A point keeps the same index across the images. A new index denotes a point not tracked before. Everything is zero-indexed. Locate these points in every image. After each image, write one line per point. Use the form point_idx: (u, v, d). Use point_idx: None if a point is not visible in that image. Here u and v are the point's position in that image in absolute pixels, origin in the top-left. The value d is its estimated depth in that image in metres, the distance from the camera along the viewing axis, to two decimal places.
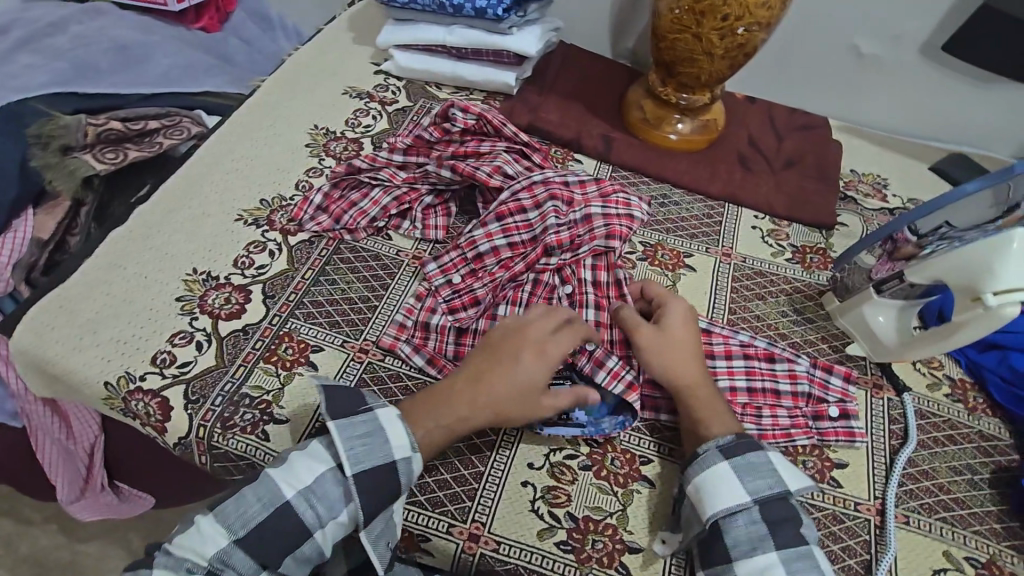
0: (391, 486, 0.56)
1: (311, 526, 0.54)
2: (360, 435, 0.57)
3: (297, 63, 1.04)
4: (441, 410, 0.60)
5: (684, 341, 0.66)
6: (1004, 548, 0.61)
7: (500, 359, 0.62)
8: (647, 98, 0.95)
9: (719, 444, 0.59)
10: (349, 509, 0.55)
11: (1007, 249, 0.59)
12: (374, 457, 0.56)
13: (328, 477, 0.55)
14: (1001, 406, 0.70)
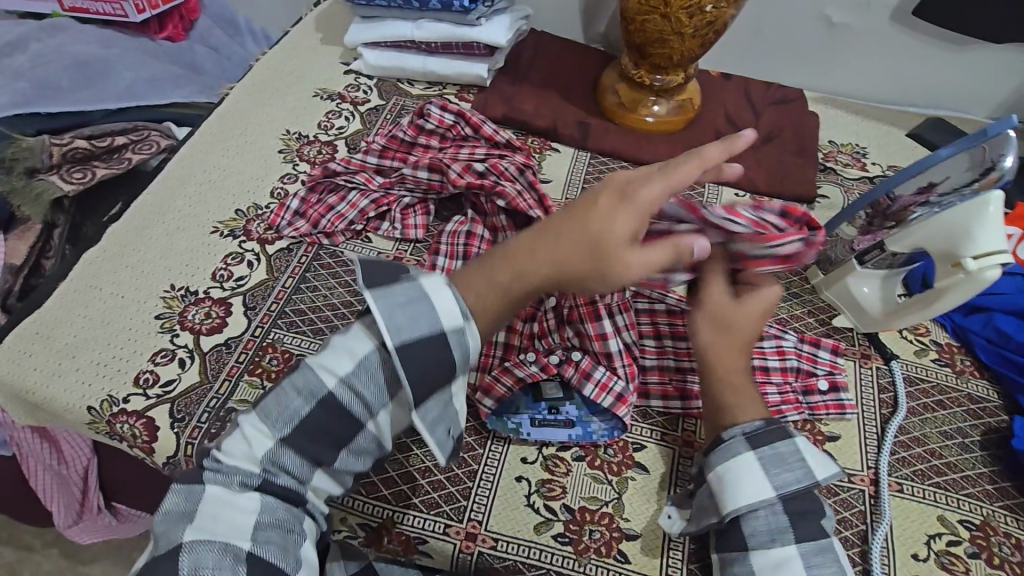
0: (444, 357, 0.53)
1: (361, 415, 0.53)
2: (403, 303, 0.53)
3: (265, 68, 1.02)
4: (503, 266, 0.56)
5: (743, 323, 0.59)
6: (997, 509, 0.62)
7: (583, 223, 0.55)
8: (621, 81, 0.94)
9: (744, 430, 0.55)
10: (401, 392, 0.54)
11: (982, 213, 0.58)
12: (422, 326, 0.53)
13: (375, 352, 0.53)
14: (987, 366, 0.71)
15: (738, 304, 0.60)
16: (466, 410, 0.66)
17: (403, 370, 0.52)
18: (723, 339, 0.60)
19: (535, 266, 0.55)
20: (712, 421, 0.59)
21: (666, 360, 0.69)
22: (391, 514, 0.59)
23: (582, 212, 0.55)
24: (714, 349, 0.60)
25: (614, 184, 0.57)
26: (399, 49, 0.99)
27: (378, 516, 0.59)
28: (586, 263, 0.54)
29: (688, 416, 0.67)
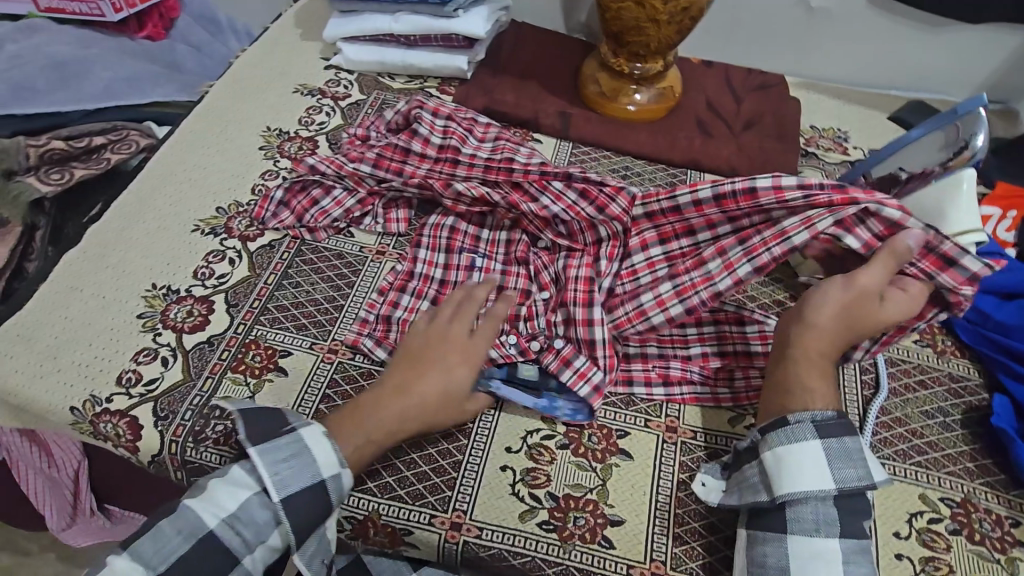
0: (326, 502, 0.54)
1: (238, 553, 0.51)
2: (286, 458, 0.53)
3: (244, 65, 1.01)
4: (368, 422, 0.57)
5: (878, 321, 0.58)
6: (978, 486, 0.62)
7: (414, 370, 0.60)
8: (601, 71, 0.94)
9: (814, 417, 0.55)
10: (278, 533, 0.53)
11: (954, 194, 0.59)
12: (302, 480, 0.53)
13: (252, 502, 0.52)
14: (968, 346, 0.71)
15: (879, 305, 0.58)
16: None
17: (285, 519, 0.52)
18: (852, 324, 0.58)
19: (394, 412, 0.57)
20: (777, 398, 0.57)
21: (649, 348, 0.70)
22: (376, 506, 0.59)
23: (427, 366, 0.60)
24: (839, 331, 0.58)
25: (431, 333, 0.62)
26: (379, 42, 0.99)
27: (362, 508, 0.59)
28: (434, 409, 0.59)
29: (672, 402, 0.67)
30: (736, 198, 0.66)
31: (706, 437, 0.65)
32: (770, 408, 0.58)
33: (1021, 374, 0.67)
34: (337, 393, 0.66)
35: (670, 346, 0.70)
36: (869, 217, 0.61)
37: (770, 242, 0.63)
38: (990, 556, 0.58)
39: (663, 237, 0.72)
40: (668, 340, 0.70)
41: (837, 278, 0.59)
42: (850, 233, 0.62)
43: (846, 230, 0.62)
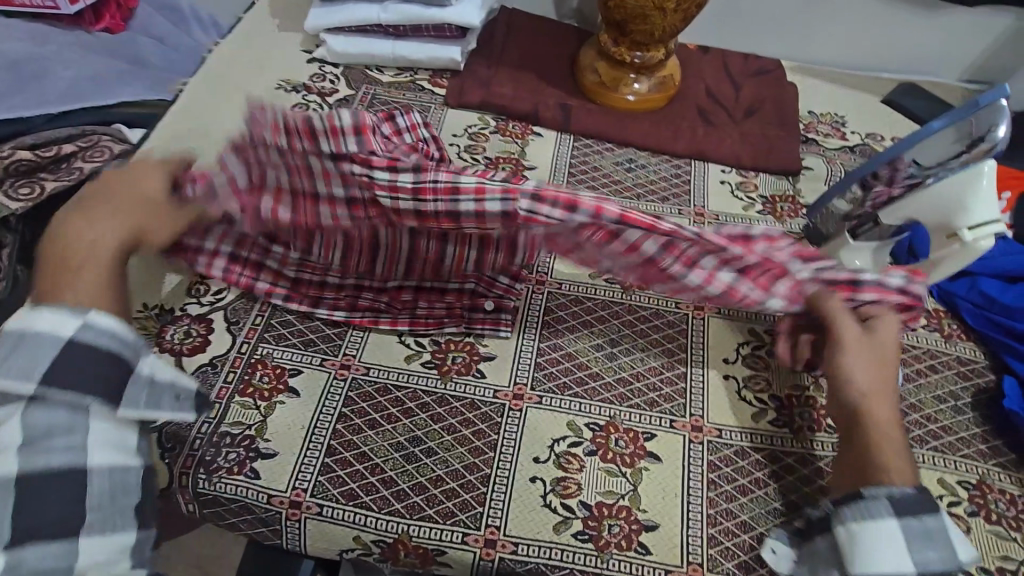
0: (114, 359, 0.48)
1: (71, 458, 0.46)
2: (12, 351, 0.46)
3: (218, 62, 0.96)
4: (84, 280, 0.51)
5: (882, 355, 0.57)
6: (992, 467, 0.64)
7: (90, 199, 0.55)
8: (600, 59, 0.92)
9: (892, 488, 0.49)
10: (93, 416, 0.48)
11: (978, 181, 0.60)
12: (44, 357, 0.46)
13: (30, 414, 0.46)
14: (973, 329, 0.72)
15: (873, 337, 0.58)
16: (473, 412, 0.65)
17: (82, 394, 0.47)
18: (876, 372, 0.56)
19: (91, 234, 0.53)
20: (850, 474, 0.53)
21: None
22: (405, 528, 0.57)
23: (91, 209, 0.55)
24: (876, 391, 0.55)
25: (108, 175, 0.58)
26: (364, 34, 0.94)
27: (392, 531, 0.57)
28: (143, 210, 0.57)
29: (695, 401, 0.67)
30: None
31: (732, 434, 0.65)
32: (849, 482, 0.53)
33: None
34: (353, 412, 0.64)
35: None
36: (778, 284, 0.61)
37: (698, 275, 0.60)
38: (1007, 535, 0.60)
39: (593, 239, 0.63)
40: None
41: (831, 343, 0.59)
42: (771, 301, 0.61)
43: (766, 300, 0.61)
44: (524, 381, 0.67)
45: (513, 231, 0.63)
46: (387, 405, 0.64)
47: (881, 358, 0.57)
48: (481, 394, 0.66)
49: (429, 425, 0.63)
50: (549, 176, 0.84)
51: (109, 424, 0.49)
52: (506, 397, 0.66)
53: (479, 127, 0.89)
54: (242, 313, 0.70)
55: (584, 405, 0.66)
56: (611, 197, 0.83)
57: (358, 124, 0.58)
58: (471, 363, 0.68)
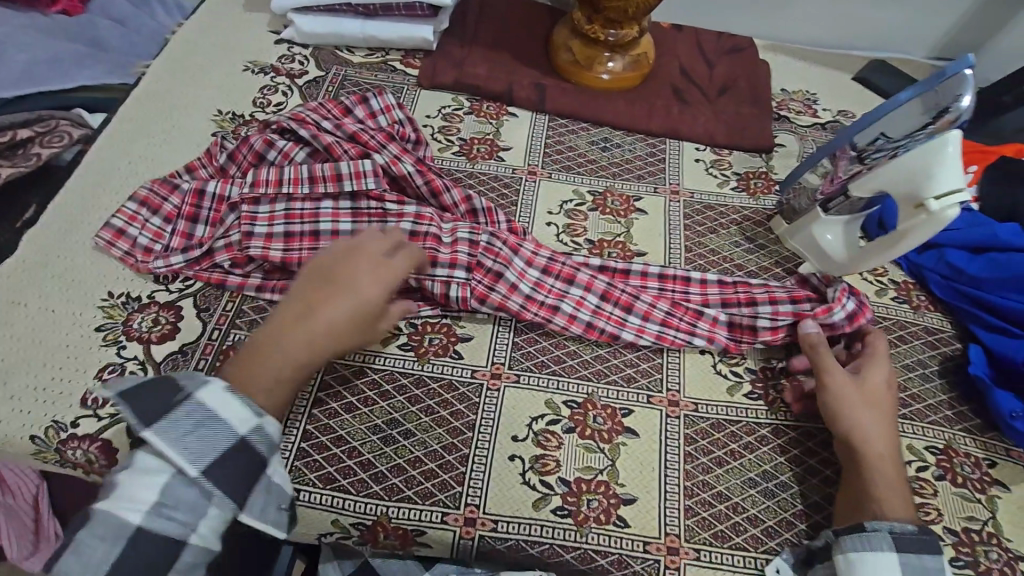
0: (257, 460, 0.50)
1: (179, 536, 0.47)
2: (192, 429, 0.49)
3: (182, 44, 0.93)
4: (276, 363, 0.54)
5: (881, 400, 0.61)
6: (958, 432, 0.65)
7: (330, 286, 0.57)
8: (574, 38, 0.91)
9: (892, 529, 0.53)
10: (215, 506, 0.48)
11: (942, 151, 0.60)
12: (215, 446, 0.49)
13: (173, 484, 0.47)
14: (941, 300, 0.73)
15: (860, 378, 0.62)
16: (450, 393, 0.64)
17: (218, 488, 0.48)
18: (877, 417, 0.60)
19: (302, 339, 0.55)
20: (851, 507, 0.56)
21: (650, 325, 0.68)
22: (384, 509, 0.57)
23: (327, 287, 0.57)
24: (882, 437, 0.59)
25: (346, 269, 0.58)
26: (333, 13, 0.92)
27: (371, 514, 0.57)
28: (352, 327, 0.57)
29: (672, 376, 0.67)
30: (615, 271, 0.72)
31: (708, 408, 0.65)
32: (851, 515, 0.56)
33: (993, 324, 0.69)
34: (329, 396, 0.63)
35: (675, 332, 0.68)
36: (698, 320, 0.69)
37: (618, 307, 0.69)
38: (972, 496, 0.62)
39: (548, 269, 0.70)
40: (675, 323, 0.68)
41: (827, 403, 0.61)
42: (697, 334, 0.68)
43: (693, 334, 0.68)
44: (501, 360, 0.67)
45: (479, 259, 0.68)
46: (363, 388, 0.64)
47: (883, 405, 0.60)
48: (458, 375, 0.66)
49: (406, 408, 0.63)
50: (524, 156, 0.84)
51: (218, 519, 0.48)
52: (483, 376, 0.66)
53: (453, 108, 0.88)
54: (212, 299, 0.68)
55: (562, 383, 0.66)
56: (586, 177, 0.82)
57: (375, 169, 0.70)
58: (447, 345, 0.67)
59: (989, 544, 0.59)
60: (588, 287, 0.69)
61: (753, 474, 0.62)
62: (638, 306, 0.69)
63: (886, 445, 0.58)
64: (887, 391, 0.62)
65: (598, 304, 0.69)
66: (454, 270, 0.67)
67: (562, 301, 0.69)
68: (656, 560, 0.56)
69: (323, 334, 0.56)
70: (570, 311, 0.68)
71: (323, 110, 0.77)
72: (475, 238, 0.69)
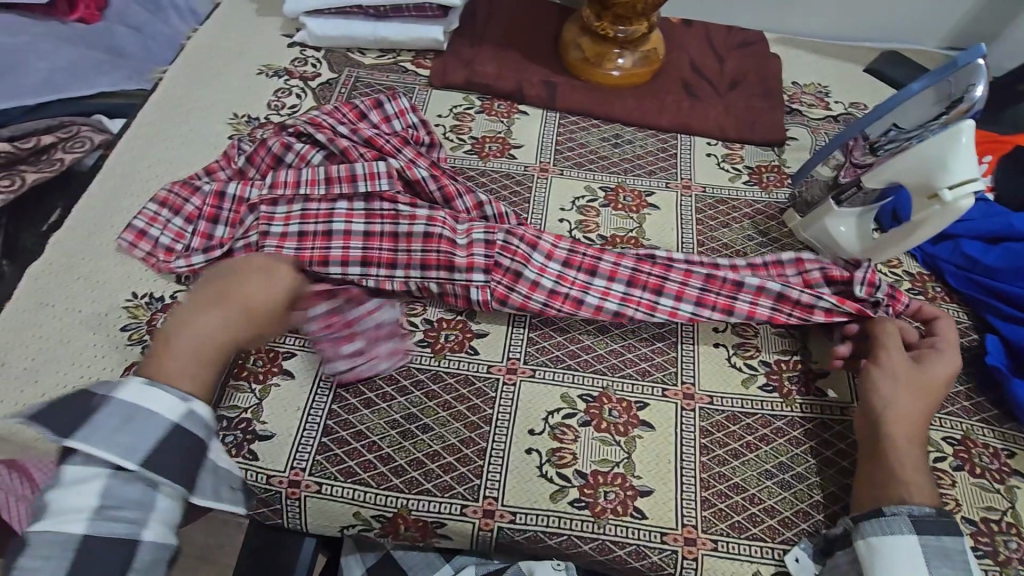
0: (192, 448, 0.52)
1: (131, 532, 0.49)
2: (119, 425, 0.50)
3: (196, 49, 0.95)
4: (174, 363, 0.54)
5: (930, 390, 0.60)
6: (975, 422, 0.65)
7: (238, 283, 0.59)
8: (583, 35, 0.92)
9: (914, 512, 0.53)
10: (162, 495, 0.50)
11: (960, 137, 0.60)
12: (148, 438, 0.50)
13: (112, 485, 0.49)
14: (958, 291, 0.73)
15: (918, 366, 0.61)
16: (467, 387, 0.65)
17: (163, 479, 0.50)
18: (921, 405, 0.59)
19: (207, 332, 0.56)
20: (867, 489, 0.57)
21: (682, 306, 0.68)
22: (405, 502, 0.58)
23: (222, 293, 0.58)
24: (916, 424, 0.59)
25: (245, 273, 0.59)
26: (345, 15, 0.93)
27: (391, 506, 0.58)
28: (245, 325, 0.57)
29: (686, 369, 0.68)
30: (641, 260, 0.71)
31: (723, 400, 0.66)
32: (868, 497, 0.56)
33: (1010, 314, 0.69)
34: (348, 392, 0.64)
35: (709, 310, 0.68)
36: (738, 294, 0.68)
37: (644, 298, 0.68)
38: (990, 487, 0.62)
39: (569, 261, 0.69)
40: (710, 300, 0.68)
41: (879, 374, 0.61)
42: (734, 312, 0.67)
43: (730, 312, 0.67)
44: (516, 356, 0.68)
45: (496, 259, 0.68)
46: (382, 384, 0.65)
47: (929, 395, 0.60)
48: (474, 370, 0.66)
49: (424, 402, 0.64)
50: (536, 154, 0.85)
51: (170, 505, 0.51)
52: (500, 371, 0.67)
53: (464, 107, 0.89)
54: None
55: (577, 376, 0.66)
56: (597, 173, 0.83)
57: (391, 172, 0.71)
58: (462, 341, 0.68)
59: (1008, 534, 0.59)
60: (610, 281, 0.69)
61: (769, 465, 0.62)
62: (668, 287, 0.68)
63: (914, 429, 0.58)
64: (944, 387, 0.61)
65: (625, 292, 0.68)
66: (472, 274, 0.67)
67: (587, 293, 0.68)
68: (674, 550, 0.57)
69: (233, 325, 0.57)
70: (596, 302, 0.68)
71: (337, 113, 0.79)
72: (495, 237, 0.68)
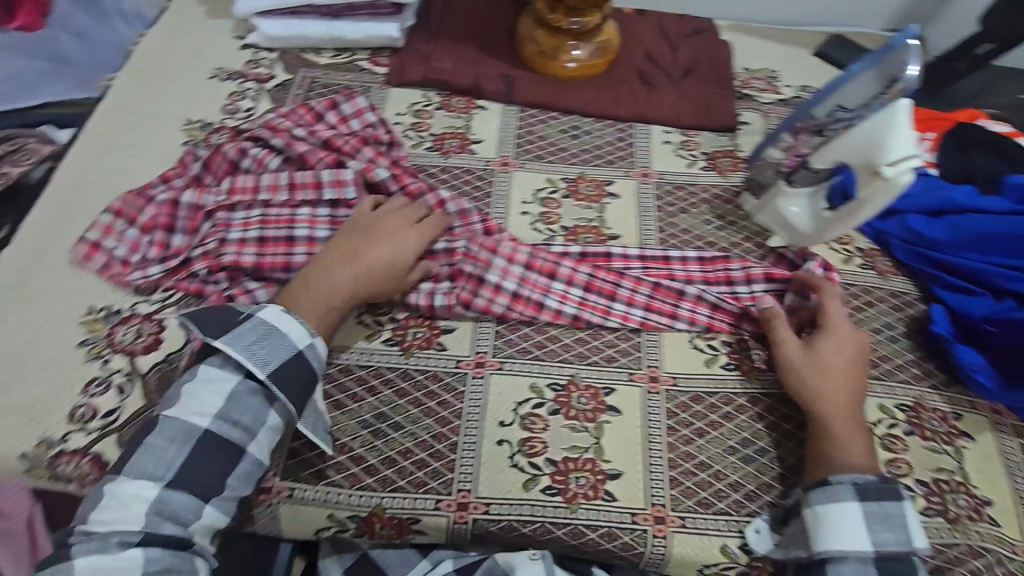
0: (309, 376, 0.58)
1: (242, 440, 0.55)
2: (257, 339, 0.57)
3: (142, 55, 0.92)
4: (314, 297, 0.62)
5: (828, 371, 0.63)
6: (925, 389, 0.68)
7: (371, 238, 0.66)
8: (538, 28, 0.92)
9: (853, 480, 0.56)
10: (276, 412, 0.57)
11: (894, 119, 0.62)
12: (278, 356, 0.57)
13: (244, 391, 0.56)
14: (906, 264, 0.76)
15: (812, 354, 0.64)
16: (437, 383, 0.66)
17: (281, 394, 0.56)
18: (826, 389, 0.62)
19: (343, 279, 0.63)
20: (813, 466, 0.60)
21: (634, 311, 0.70)
22: (379, 501, 0.59)
23: (373, 237, 0.66)
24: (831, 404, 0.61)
25: (395, 231, 0.68)
26: (297, 15, 0.92)
27: (365, 506, 0.59)
28: (389, 268, 0.65)
29: (651, 353, 0.69)
30: (596, 258, 0.74)
31: (688, 381, 0.67)
32: (820, 467, 0.59)
33: (953, 284, 0.72)
34: (318, 395, 0.64)
35: (658, 315, 0.71)
36: (681, 301, 0.71)
37: (602, 297, 0.70)
38: (940, 448, 0.65)
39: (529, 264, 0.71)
40: (656, 309, 0.71)
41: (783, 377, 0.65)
42: (677, 318, 0.70)
43: (674, 317, 0.71)
44: (484, 349, 0.68)
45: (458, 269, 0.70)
46: (350, 385, 0.65)
47: (835, 375, 0.63)
48: (444, 365, 0.67)
49: (394, 401, 0.64)
50: (496, 148, 0.85)
51: (273, 424, 0.56)
52: (468, 365, 0.67)
53: (422, 104, 0.89)
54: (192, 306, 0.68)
55: (545, 366, 0.68)
56: (558, 165, 0.84)
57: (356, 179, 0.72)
58: (431, 337, 0.68)
59: (957, 492, 0.62)
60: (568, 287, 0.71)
61: (733, 442, 0.64)
62: (621, 293, 0.71)
63: (832, 409, 0.61)
64: (842, 363, 0.63)
65: (583, 296, 0.70)
66: (437, 282, 0.70)
67: (547, 296, 0.70)
68: (644, 529, 0.59)
69: (381, 273, 0.65)
70: (556, 305, 0.70)
71: (293, 116, 0.78)
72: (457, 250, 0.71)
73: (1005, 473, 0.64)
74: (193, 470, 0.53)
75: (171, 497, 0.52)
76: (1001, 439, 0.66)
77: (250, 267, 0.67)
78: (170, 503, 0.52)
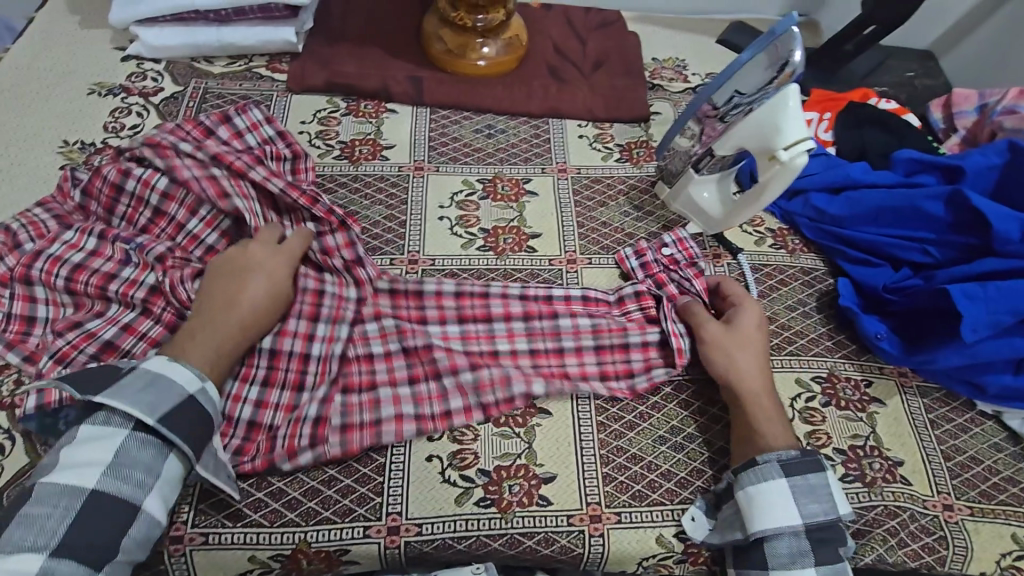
0: (204, 422, 0.54)
1: (135, 498, 0.50)
2: (141, 387, 0.52)
3: (8, 71, 0.83)
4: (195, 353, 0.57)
5: (751, 338, 0.65)
6: (838, 360, 0.71)
7: (242, 275, 0.62)
8: (443, 27, 0.90)
9: (778, 458, 0.58)
10: (172, 459, 0.52)
11: (785, 101, 0.64)
12: (168, 400, 0.52)
13: (131, 441, 0.51)
14: (813, 241, 0.79)
15: (732, 326, 0.66)
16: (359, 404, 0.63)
17: (177, 437, 0.52)
18: (751, 359, 0.64)
19: (229, 321, 0.59)
20: (739, 448, 0.61)
21: (540, 341, 0.68)
22: (303, 535, 0.55)
23: (238, 283, 0.61)
24: (750, 374, 0.63)
25: (251, 249, 0.63)
26: (184, 22, 0.86)
27: (289, 542, 0.55)
28: (272, 303, 0.62)
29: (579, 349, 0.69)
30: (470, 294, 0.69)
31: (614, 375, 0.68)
32: (742, 451, 0.60)
33: (856, 257, 0.75)
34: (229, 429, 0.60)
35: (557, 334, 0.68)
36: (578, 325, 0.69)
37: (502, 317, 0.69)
38: (854, 416, 0.68)
39: (394, 290, 0.69)
40: (546, 326, 0.68)
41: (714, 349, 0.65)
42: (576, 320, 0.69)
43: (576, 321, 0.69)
44: (376, 365, 0.65)
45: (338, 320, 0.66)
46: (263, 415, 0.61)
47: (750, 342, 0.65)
48: (366, 388, 0.64)
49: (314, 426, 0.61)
50: (409, 152, 0.82)
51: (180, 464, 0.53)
52: (393, 382, 0.64)
53: (328, 110, 0.85)
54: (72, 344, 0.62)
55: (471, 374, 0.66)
56: (473, 166, 0.82)
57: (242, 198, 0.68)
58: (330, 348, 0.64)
59: (871, 456, 0.65)
60: (448, 349, 0.66)
61: (662, 431, 0.65)
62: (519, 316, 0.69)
63: (751, 382, 0.63)
64: (759, 331, 0.66)
65: (461, 319, 0.68)
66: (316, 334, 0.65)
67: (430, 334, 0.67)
68: (581, 530, 0.58)
69: (250, 298, 0.60)
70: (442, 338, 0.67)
71: (179, 130, 0.72)
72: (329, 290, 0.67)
73: (913, 433, 0.67)
74: (83, 532, 0.47)
75: (58, 568, 0.46)
76: (908, 400, 0.69)
77: (145, 299, 0.63)
78: (56, 573, 0.46)
